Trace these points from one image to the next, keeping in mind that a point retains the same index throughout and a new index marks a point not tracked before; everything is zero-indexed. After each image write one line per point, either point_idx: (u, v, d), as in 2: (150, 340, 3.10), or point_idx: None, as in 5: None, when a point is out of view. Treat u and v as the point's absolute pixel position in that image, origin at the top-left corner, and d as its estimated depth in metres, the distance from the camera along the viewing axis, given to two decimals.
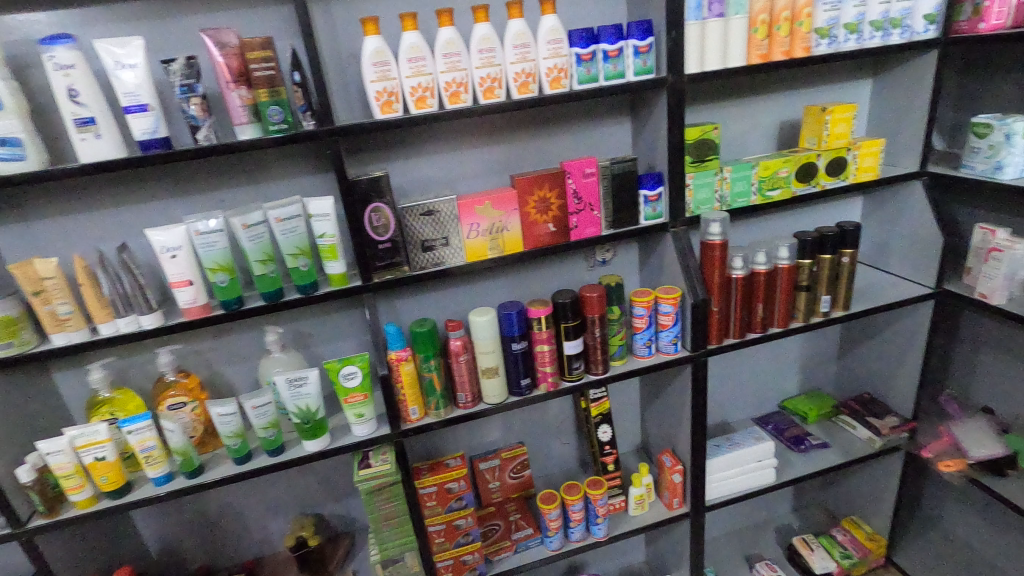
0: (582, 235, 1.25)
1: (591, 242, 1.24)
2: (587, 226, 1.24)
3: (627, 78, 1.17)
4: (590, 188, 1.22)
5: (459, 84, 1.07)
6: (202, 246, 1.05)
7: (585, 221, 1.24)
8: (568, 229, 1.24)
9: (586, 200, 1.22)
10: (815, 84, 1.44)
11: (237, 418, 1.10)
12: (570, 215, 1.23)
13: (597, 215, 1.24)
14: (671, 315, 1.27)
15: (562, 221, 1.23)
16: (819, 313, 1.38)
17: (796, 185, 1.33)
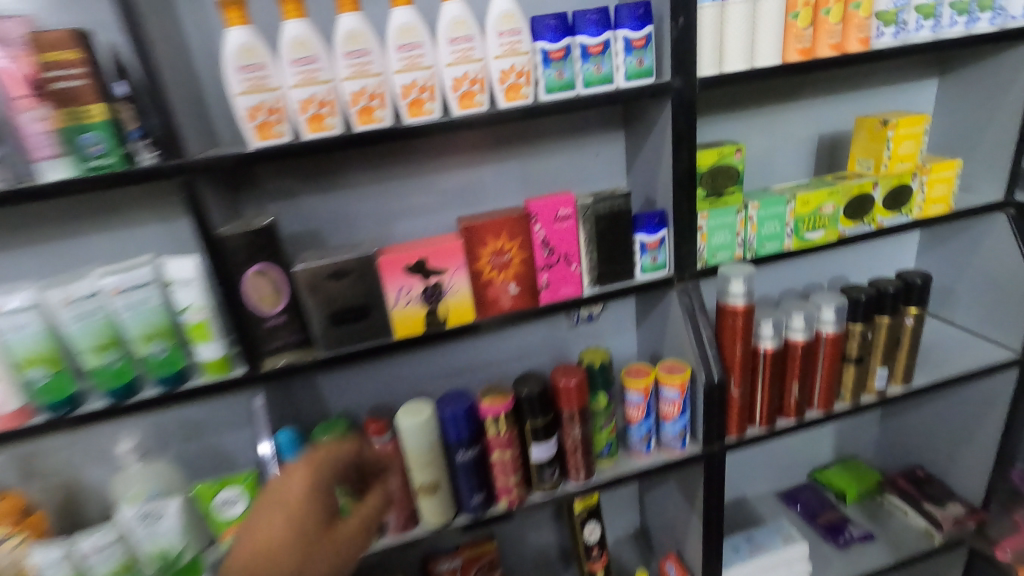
0: (559, 295, 0.92)
1: (568, 307, 0.91)
2: (564, 284, 0.92)
3: (616, 84, 0.84)
4: (567, 234, 0.89)
5: (372, 96, 0.74)
6: (6, 331, 0.74)
7: (561, 278, 0.91)
8: (539, 288, 0.91)
9: (562, 250, 0.89)
10: (867, 86, 1.10)
11: (64, 566, 0.76)
12: (541, 270, 0.90)
13: (576, 270, 0.92)
14: (676, 402, 0.95)
15: (529, 279, 0.90)
16: (872, 390, 1.05)
17: (843, 224, 1.00)
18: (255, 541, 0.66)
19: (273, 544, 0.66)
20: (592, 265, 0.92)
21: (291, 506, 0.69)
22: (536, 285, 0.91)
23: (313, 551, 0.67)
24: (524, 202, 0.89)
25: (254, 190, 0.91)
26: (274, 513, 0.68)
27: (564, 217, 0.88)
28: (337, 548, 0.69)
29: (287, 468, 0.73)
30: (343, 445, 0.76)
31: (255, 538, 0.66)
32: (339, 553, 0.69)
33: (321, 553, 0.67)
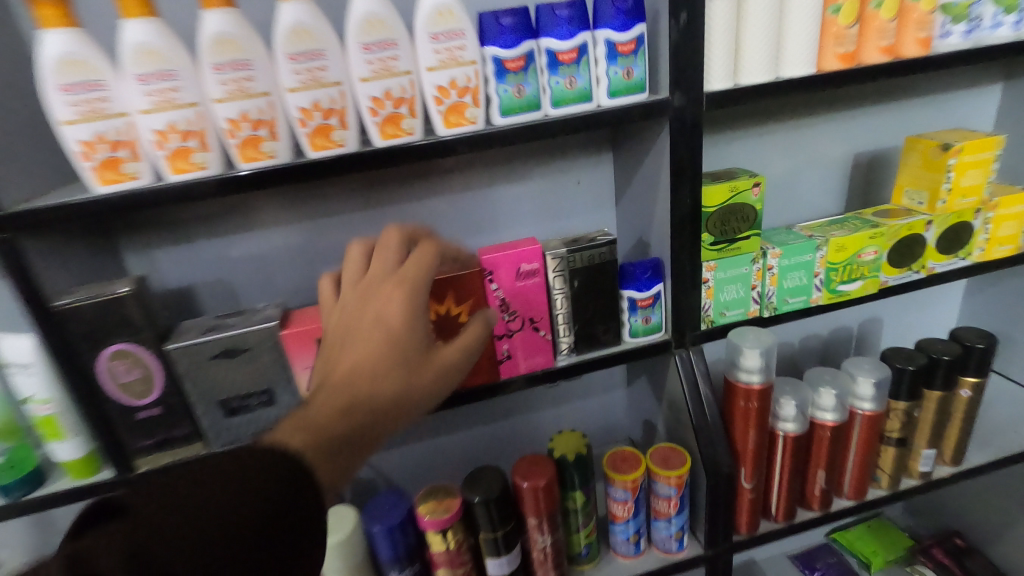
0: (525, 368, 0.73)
1: (535, 383, 0.72)
2: (532, 355, 0.73)
3: (596, 101, 0.64)
4: (535, 293, 0.70)
5: (256, 123, 0.55)
6: None
7: (527, 346, 0.72)
8: (499, 359, 0.72)
9: (529, 313, 0.71)
10: (917, 95, 0.89)
11: None
12: (502, 337, 0.71)
13: (547, 336, 0.72)
14: (671, 498, 0.76)
15: (486, 348, 0.71)
16: (914, 473, 0.86)
17: (886, 272, 0.80)
18: (347, 359, 0.51)
19: (373, 360, 0.51)
20: (567, 331, 0.73)
21: (386, 320, 0.53)
22: (495, 355, 0.71)
23: (417, 371, 0.53)
24: (479, 252, 0.70)
25: (142, 231, 0.72)
26: (366, 324, 0.53)
27: (530, 272, 0.69)
28: (447, 368, 0.55)
29: (372, 282, 0.57)
30: (433, 246, 0.59)
31: (347, 353, 0.52)
32: (447, 376, 0.55)
33: (422, 380, 0.53)
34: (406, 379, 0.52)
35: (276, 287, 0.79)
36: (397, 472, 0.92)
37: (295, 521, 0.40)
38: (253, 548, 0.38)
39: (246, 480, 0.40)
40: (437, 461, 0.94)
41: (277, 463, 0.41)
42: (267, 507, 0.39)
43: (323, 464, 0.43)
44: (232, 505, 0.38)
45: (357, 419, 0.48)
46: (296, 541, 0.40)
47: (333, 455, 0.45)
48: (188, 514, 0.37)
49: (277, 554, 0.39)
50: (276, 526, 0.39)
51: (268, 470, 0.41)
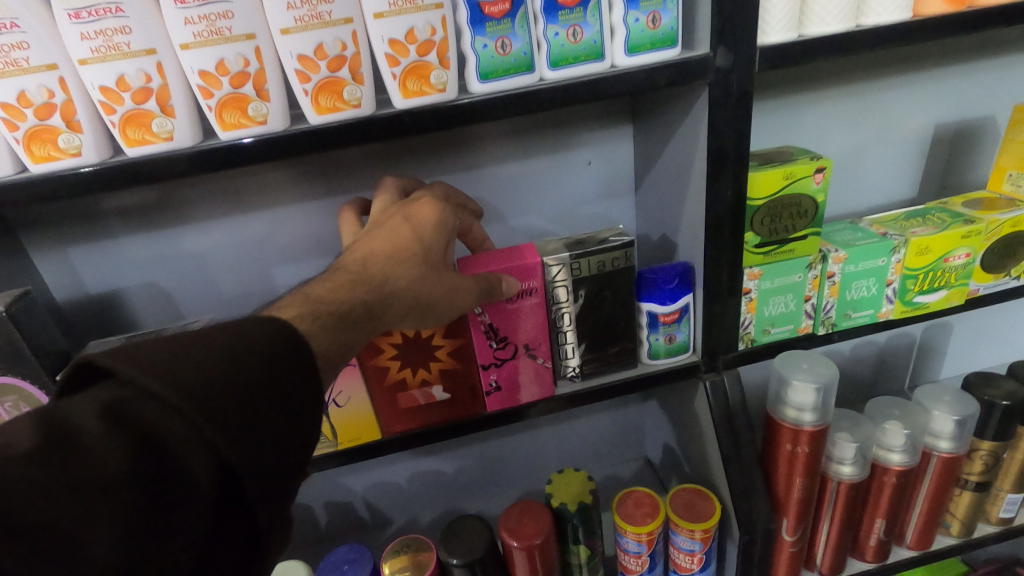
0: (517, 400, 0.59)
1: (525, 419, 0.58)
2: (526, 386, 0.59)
3: (611, 61, 0.47)
4: (534, 315, 0.55)
5: (141, 93, 0.40)
6: None
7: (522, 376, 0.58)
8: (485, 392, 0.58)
9: (525, 336, 0.56)
10: (1023, 53, 0.70)
11: None
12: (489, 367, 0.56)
13: (545, 364, 0.58)
14: (694, 553, 0.62)
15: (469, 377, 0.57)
16: (993, 520, 0.71)
17: (978, 279, 0.63)
18: (361, 259, 0.46)
19: (392, 259, 0.46)
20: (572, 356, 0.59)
21: (413, 225, 0.48)
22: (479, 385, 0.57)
23: (434, 281, 0.47)
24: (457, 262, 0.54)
25: (52, 226, 0.59)
26: (390, 225, 0.48)
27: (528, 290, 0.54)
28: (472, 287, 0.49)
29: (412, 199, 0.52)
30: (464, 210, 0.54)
31: (363, 253, 0.46)
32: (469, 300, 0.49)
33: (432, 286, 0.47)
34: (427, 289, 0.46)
35: (222, 293, 0.66)
36: (375, 496, 0.81)
37: (295, 397, 0.35)
38: (247, 418, 0.32)
39: (240, 348, 0.34)
40: (422, 486, 0.82)
41: (279, 339, 0.35)
42: (261, 379, 0.33)
43: (323, 343, 0.38)
44: (221, 369, 0.33)
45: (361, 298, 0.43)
46: (294, 416, 0.34)
47: (332, 329, 0.40)
48: (179, 370, 0.31)
49: (273, 429, 0.33)
50: (271, 397, 0.33)
51: (267, 340, 0.35)
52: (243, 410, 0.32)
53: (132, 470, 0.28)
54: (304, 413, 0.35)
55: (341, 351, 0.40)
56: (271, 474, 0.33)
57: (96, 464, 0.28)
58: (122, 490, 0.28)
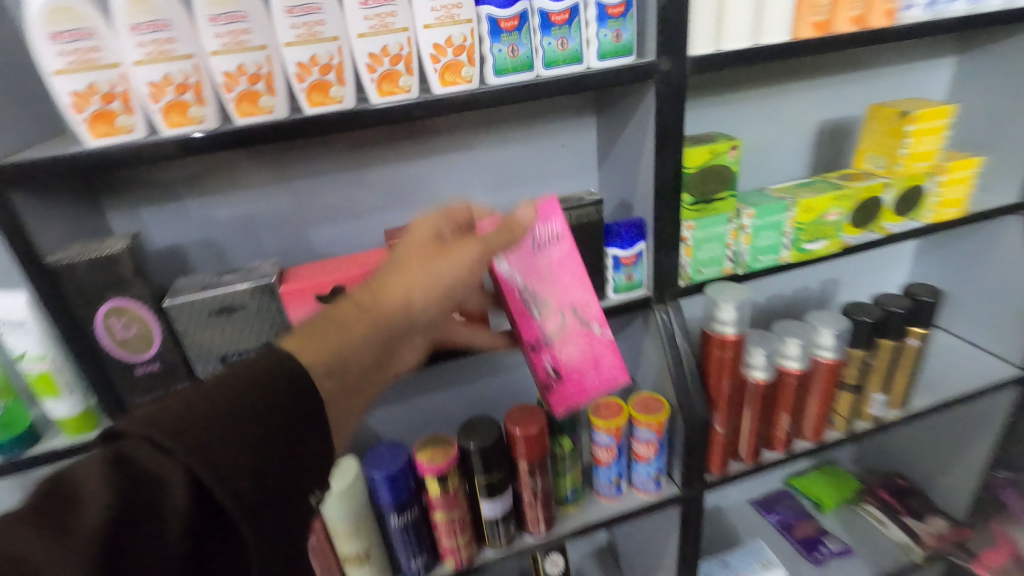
0: (586, 382, 0.71)
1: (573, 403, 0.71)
2: (592, 361, 0.71)
3: (587, 63, 0.66)
4: (576, 268, 0.69)
5: (253, 77, 0.55)
6: None
7: (583, 350, 0.71)
8: (553, 376, 0.70)
9: (571, 296, 0.69)
10: (877, 67, 0.94)
11: None
12: (550, 347, 0.69)
13: (591, 325, 0.70)
14: (650, 443, 0.81)
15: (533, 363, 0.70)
16: (867, 416, 0.94)
17: (847, 232, 0.86)
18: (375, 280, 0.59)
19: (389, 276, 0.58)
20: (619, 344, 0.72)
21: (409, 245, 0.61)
22: (544, 373, 0.70)
23: (408, 279, 0.57)
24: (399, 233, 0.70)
25: (128, 192, 0.71)
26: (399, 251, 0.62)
27: (558, 239, 0.68)
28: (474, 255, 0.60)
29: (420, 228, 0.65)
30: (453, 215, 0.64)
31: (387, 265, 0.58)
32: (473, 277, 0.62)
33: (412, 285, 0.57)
34: (419, 283, 0.58)
35: (263, 250, 0.79)
36: (385, 429, 0.95)
37: (285, 423, 0.44)
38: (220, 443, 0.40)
39: (217, 392, 0.43)
40: (425, 420, 0.97)
41: (266, 373, 0.45)
42: (235, 411, 0.42)
43: (316, 360, 0.48)
44: (213, 410, 0.41)
45: (365, 313, 0.54)
46: (269, 433, 0.42)
47: (324, 345, 0.49)
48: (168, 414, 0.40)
49: (241, 451, 0.41)
50: (254, 424, 0.42)
51: (244, 379, 0.44)
52: (235, 443, 0.41)
53: (116, 504, 0.36)
54: (292, 449, 0.44)
55: (335, 364, 0.49)
56: (250, 489, 0.40)
57: (85, 507, 0.36)
58: (99, 522, 0.35)
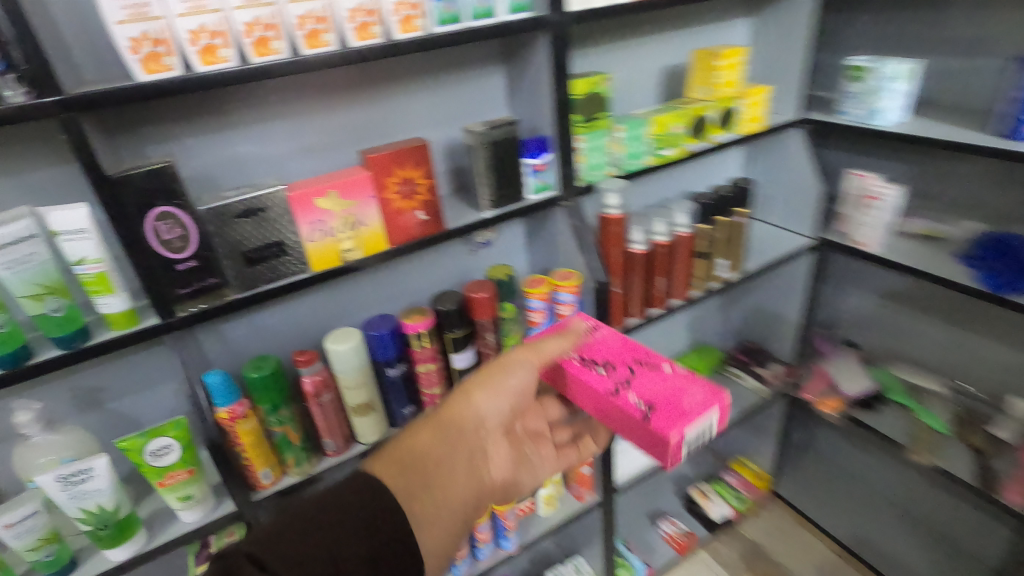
0: (686, 405, 0.81)
1: (683, 426, 0.77)
2: (682, 394, 0.83)
3: (499, 17, 0.92)
4: (621, 338, 0.96)
5: (268, 27, 0.74)
6: (11, 265, 0.71)
7: (663, 387, 0.84)
8: (645, 407, 0.81)
9: (627, 354, 0.92)
10: (697, 24, 1.29)
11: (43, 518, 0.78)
12: (629, 387, 0.85)
13: (663, 371, 0.87)
14: (570, 303, 1.09)
15: (621, 404, 0.82)
16: (717, 278, 1.30)
17: (688, 142, 1.20)
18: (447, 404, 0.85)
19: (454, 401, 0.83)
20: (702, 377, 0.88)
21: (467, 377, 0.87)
22: (636, 406, 0.81)
23: (459, 403, 0.82)
24: (374, 151, 0.93)
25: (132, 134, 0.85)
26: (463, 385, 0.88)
27: (594, 327, 0.97)
28: (526, 369, 0.87)
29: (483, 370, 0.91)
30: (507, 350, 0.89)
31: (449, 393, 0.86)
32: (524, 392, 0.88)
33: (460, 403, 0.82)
34: (467, 399, 0.82)
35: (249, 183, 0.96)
36: None
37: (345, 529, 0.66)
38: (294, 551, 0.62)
39: (308, 511, 0.66)
40: None
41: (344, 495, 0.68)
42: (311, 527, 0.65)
43: (390, 474, 0.73)
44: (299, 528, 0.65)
45: (433, 428, 0.79)
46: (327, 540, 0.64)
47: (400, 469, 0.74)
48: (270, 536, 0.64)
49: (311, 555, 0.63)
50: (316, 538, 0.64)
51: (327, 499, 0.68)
52: (308, 549, 0.63)
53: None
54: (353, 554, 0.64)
55: (400, 478, 0.73)
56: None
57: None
58: None
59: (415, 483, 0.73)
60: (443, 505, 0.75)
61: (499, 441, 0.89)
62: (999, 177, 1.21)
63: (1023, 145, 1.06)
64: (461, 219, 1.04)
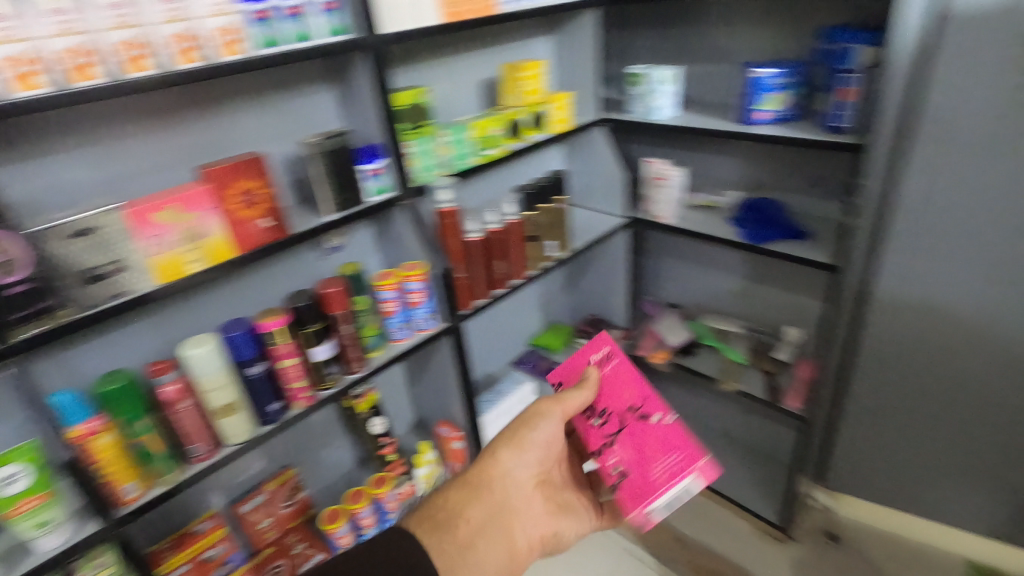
0: (657, 476, 0.92)
1: (650, 500, 0.91)
2: (660, 457, 0.94)
3: (318, 40, 1.03)
4: (622, 381, 0.99)
5: (87, 53, 0.79)
6: None
7: (641, 449, 0.95)
8: (621, 475, 0.95)
9: (624, 403, 0.98)
10: (504, 42, 1.49)
11: None
12: (613, 449, 0.97)
13: (649, 424, 0.96)
14: (420, 290, 1.22)
15: (602, 468, 0.97)
16: (549, 258, 1.51)
17: (506, 143, 1.39)
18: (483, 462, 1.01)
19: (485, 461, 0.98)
20: (690, 435, 0.94)
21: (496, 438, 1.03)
22: (612, 473, 0.96)
23: (487, 462, 0.98)
24: (210, 166, 0.99)
25: None
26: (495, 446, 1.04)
27: (604, 355, 1.03)
28: (550, 420, 0.99)
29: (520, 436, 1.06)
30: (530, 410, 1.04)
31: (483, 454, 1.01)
32: (549, 443, 1.01)
33: (488, 462, 0.97)
34: (495, 458, 0.98)
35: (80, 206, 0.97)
36: None
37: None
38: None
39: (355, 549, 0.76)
40: None
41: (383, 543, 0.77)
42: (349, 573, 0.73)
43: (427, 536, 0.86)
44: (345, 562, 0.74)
45: (467, 489, 0.94)
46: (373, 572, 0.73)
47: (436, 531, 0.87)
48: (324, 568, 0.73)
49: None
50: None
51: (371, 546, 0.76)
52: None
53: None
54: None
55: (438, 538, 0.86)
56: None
57: None
58: None
59: (450, 534, 0.87)
60: (479, 559, 0.87)
61: (534, 494, 1.00)
62: (746, 156, 1.56)
63: (751, 128, 1.38)
64: (306, 224, 1.12)
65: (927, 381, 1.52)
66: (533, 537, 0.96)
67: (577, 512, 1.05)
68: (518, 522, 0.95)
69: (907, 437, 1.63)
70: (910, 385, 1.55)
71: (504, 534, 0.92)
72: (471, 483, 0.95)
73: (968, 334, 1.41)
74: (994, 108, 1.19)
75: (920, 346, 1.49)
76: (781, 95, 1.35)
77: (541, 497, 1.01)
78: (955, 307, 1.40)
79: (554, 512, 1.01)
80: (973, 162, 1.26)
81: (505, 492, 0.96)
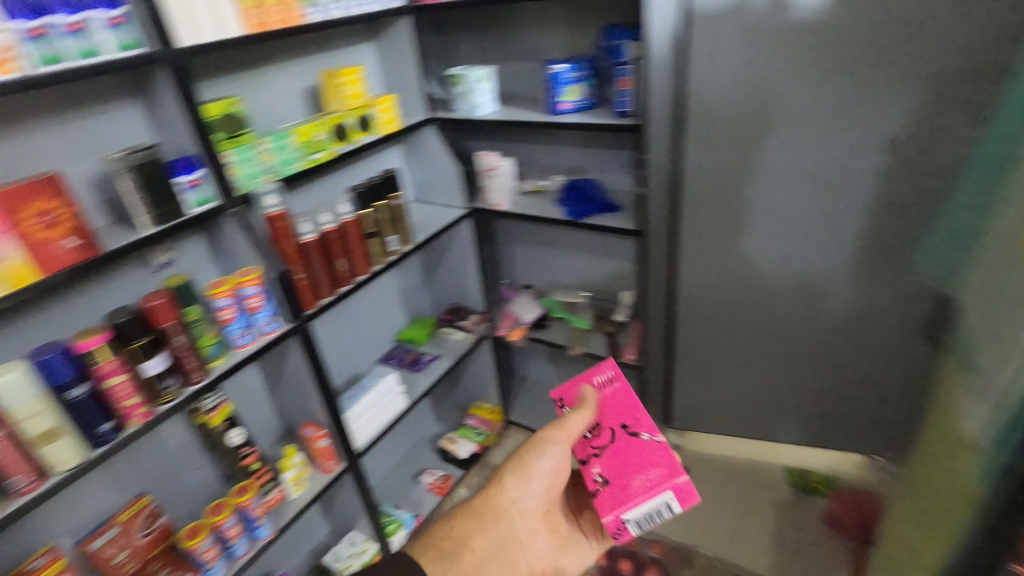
0: (635, 487, 1.00)
1: (624, 510, 0.98)
2: (641, 471, 1.01)
3: (109, 55, 1.02)
4: (622, 404, 1.09)
5: None
6: None
7: (625, 463, 1.03)
8: (603, 483, 1.02)
9: (617, 420, 1.07)
10: (321, 50, 1.55)
11: None
12: (598, 459, 1.05)
13: (638, 441, 1.04)
14: (257, 294, 1.25)
15: (585, 475, 1.05)
16: (392, 252, 1.59)
17: (334, 146, 1.45)
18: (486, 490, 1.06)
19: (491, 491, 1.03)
20: (678, 460, 1.02)
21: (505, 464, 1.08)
22: (593, 479, 1.03)
23: (494, 491, 1.03)
24: None
25: None
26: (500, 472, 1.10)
27: (608, 379, 1.13)
28: (557, 448, 1.03)
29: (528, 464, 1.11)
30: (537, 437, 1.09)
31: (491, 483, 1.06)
32: (554, 472, 1.05)
33: (496, 491, 1.03)
34: (504, 486, 1.03)
35: None
36: None
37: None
38: None
39: None
40: None
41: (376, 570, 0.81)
42: None
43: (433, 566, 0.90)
44: None
45: (474, 517, 0.99)
46: None
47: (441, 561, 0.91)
48: None
49: None
50: None
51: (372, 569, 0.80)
52: None
53: None
54: None
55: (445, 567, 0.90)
56: None
57: None
58: None
59: (454, 564, 0.91)
60: None
61: (538, 526, 1.05)
62: (563, 143, 1.75)
63: (556, 117, 1.56)
64: (121, 240, 1.11)
65: (728, 321, 1.81)
66: (533, 568, 1.02)
67: (578, 544, 1.10)
68: (522, 552, 1.01)
69: (725, 372, 1.91)
70: (717, 327, 1.84)
71: (508, 564, 0.97)
72: (477, 512, 1.00)
73: (751, 277, 1.70)
74: (736, 90, 1.46)
75: (722, 292, 1.76)
76: (578, 87, 1.54)
77: (544, 527, 1.06)
78: (739, 258, 1.69)
79: (556, 543, 1.07)
80: (732, 136, 1.53)
81: (510, 520, 1.01)
